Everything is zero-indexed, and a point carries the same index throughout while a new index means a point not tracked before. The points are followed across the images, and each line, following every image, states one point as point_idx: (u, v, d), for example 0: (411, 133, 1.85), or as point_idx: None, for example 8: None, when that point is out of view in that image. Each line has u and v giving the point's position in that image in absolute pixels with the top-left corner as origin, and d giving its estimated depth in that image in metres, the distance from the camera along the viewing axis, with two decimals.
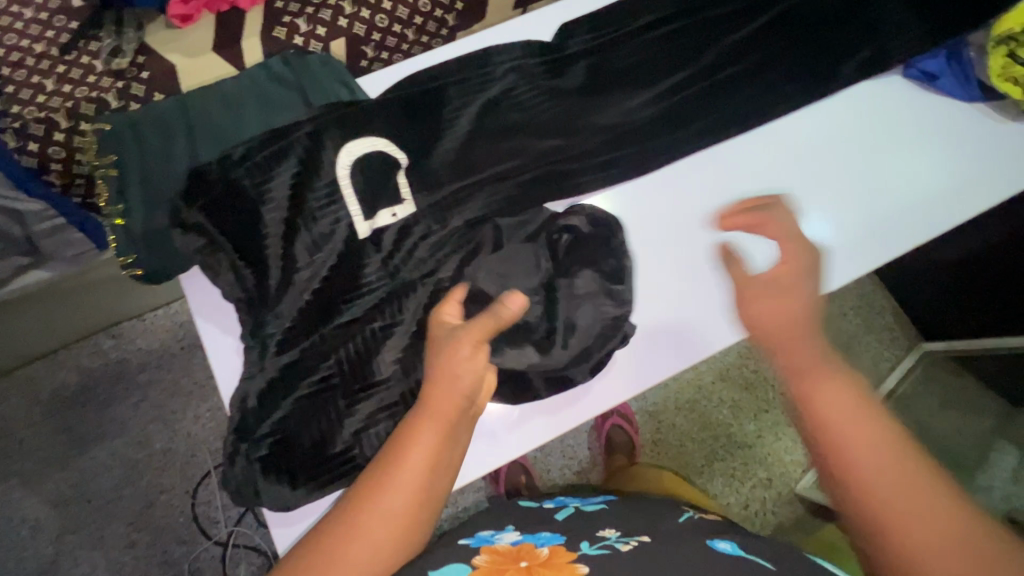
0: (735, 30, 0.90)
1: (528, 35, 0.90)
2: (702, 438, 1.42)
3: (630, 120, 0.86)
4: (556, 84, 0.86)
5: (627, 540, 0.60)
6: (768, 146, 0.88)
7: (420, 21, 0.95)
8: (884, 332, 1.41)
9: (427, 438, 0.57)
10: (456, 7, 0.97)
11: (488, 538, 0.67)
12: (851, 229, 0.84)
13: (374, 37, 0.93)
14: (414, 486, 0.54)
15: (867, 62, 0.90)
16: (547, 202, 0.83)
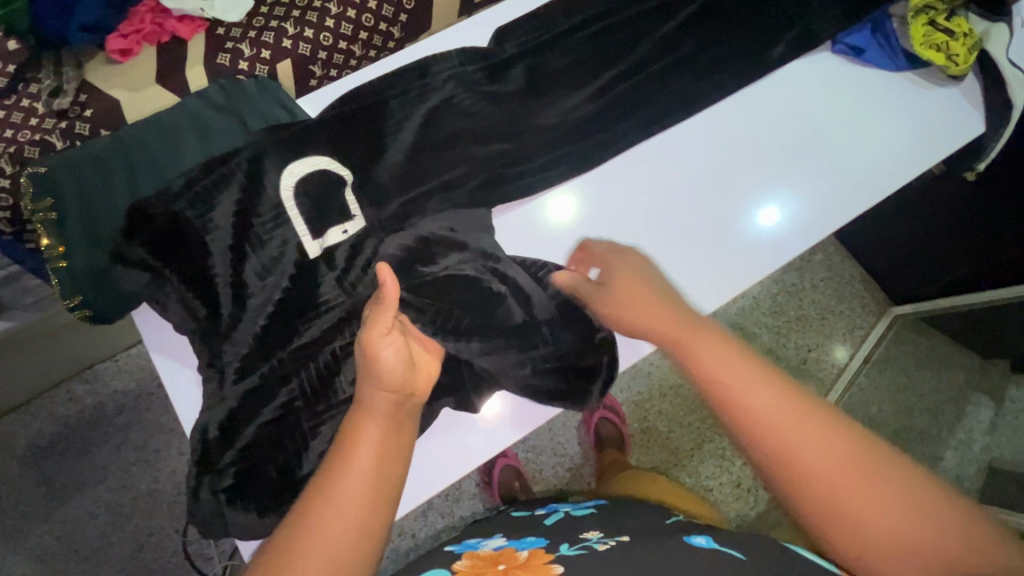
0: (668, 21, 0.92)
1: (472, 41, 0.91)
2: (689, 422, 1.44)
3: (572, 117, 0.87)
4: (497, 88, 0.87)
5: (605, 540, 0.63)
6: (711, 130, 0.90)
7: (365, 36, 0.95)
8: (855, 300, 1.44)
9: (373, 434, 0.54)
10: (399, 20, 0.97)
11: (473, 544, 0.71)
12: (794, 206, 0.87)
13: (321, 56, 0.94)
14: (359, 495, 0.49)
15: (795, 40, 0.92)
16: (495, 209, 0.84)
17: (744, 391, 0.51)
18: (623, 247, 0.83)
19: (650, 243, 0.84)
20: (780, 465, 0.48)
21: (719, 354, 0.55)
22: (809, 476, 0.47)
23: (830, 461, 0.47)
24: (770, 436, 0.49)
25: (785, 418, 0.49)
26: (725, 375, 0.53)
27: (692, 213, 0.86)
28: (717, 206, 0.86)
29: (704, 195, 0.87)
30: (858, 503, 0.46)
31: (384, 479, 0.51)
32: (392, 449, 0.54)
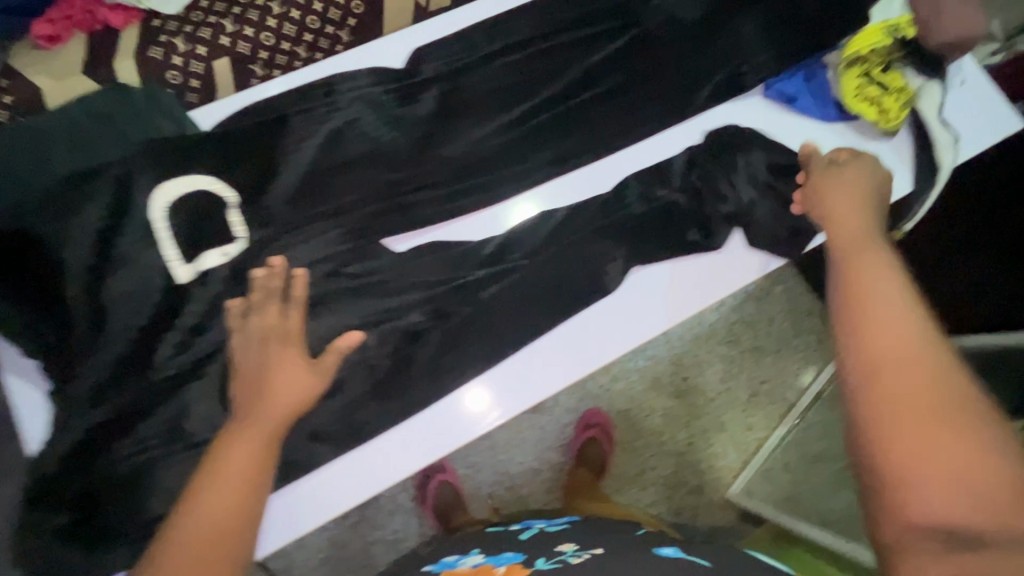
0: (593, 53, 0.89)
1: (386, 59, 0.86)
2: (634, 447, 1.40)
3: (482, 147, 0.84)
4: (405, 113, 0.83)
5: (581, 553, 0.65)
6: (636, 166, 0.86)
7: (309, 38, 0.90)
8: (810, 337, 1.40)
9: (241, 453, 0.59)
10: (348, 23, 0.91)
11: (451, 562, 0.73)
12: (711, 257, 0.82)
13: (261, 55, 0.89)
14: (230, 491, 0.56)
15: (724, 84, 0.88)
16: (385, 240, 0.79)
17: (887, 316, 0.51)
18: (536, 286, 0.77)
19: (554, 284, 0.78)
20: (871, 359, 0.49)
21: (883, 274, 0.55)
22: (887, 384, 0.47)
23: (916, 389, 0.46)
24: (887, 360, 0.48)
25: (903, 336, 0.49)
26: (873, 295, 0.53)
27: (612, 250, 0.79)
28: (629, 248, 0.80)
29: (623, 237, 0.80)
30: (935, 431, 0.44)
31: (244, 506, 0.55)
32: (254, 477, 0.57)
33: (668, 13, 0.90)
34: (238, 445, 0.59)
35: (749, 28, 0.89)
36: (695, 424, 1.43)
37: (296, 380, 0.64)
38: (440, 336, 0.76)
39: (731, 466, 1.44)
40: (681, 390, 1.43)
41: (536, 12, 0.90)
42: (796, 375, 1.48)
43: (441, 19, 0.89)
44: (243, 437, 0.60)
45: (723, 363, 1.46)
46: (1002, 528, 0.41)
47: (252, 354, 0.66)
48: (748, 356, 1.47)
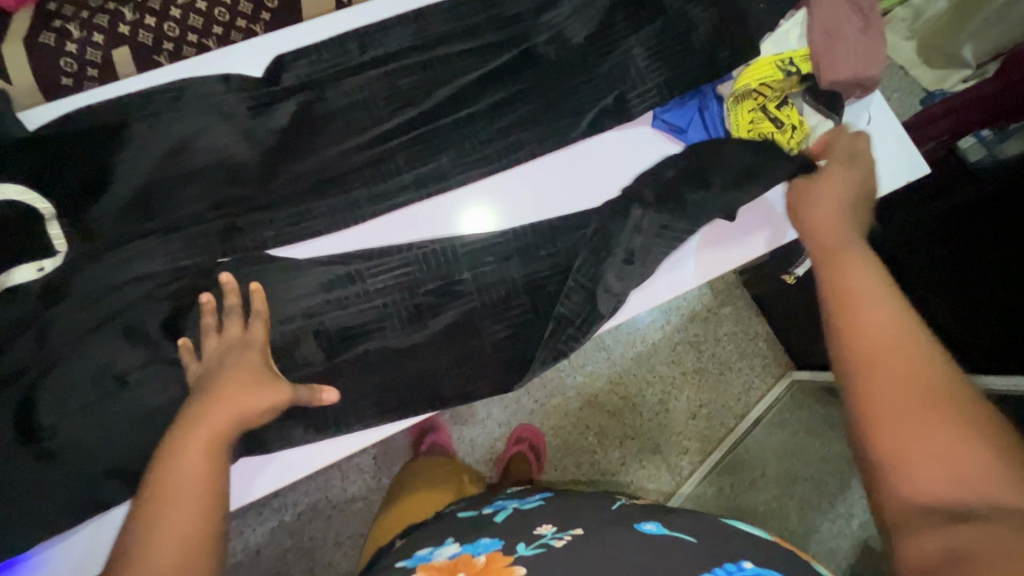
0: (471, 70, 0.84)
1: (248, 68, 0.81)
2: (564, 465, 1.32)
3: (340, 165, 0.79)
4: (257, 125, 0.78)
5: (562, 535, 0.59)
6: (515, 191, 0.82)
7: (218, 31, 0.98)
8: (744, 361, 1.40)
9: (187, 473, 0.54)
10: (261, 18, 0.99)
11: (425, 556, 0.64)
12: (572, 290, 0.78)
13: (166, 46, 0.97)
14: (186, 513, 0.51)
15: (608, 110, 0.83)
16: (219, 259, 0.74)
17: (869, 306, 0.51)
18: (395, 315, 0.77)
19: (407, 311, 0.77)
20: (865, 347, 0.49)
21: (860, 269, 0.56)
22: (876, 376, 0.47)
23: (906, 374, 0.46)
24: (877, 350, 0.48)
25: (888, 327, 0.49)
26: (854, 285, 0.54)
27: (471, 279, 0.78)
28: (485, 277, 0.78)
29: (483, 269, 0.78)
30: (913, 406, 0.44)
31: (195, 546, 0.50)
32: (208, 486, 0.53)
33: (555, 33, 0.85)
34: (190, 451, 0.55)
35: (636, 52, 0.83)
36: (629, 444, 1.34)
37: (248, 385, 0.61)
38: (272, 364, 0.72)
39: (664, 491, 1.34)
40: (618, 408, 1.35)
41: (415, 22, 0.85)
42: (737, 403, 1.39)
43: (311, 25, 0.84)
44: (192, 451, 0.55)
45: (662, 383, 1.38)
46: (986, 500, 0.39)
47: (199, 367, 0.65)
48: (691, 379, 1.39)
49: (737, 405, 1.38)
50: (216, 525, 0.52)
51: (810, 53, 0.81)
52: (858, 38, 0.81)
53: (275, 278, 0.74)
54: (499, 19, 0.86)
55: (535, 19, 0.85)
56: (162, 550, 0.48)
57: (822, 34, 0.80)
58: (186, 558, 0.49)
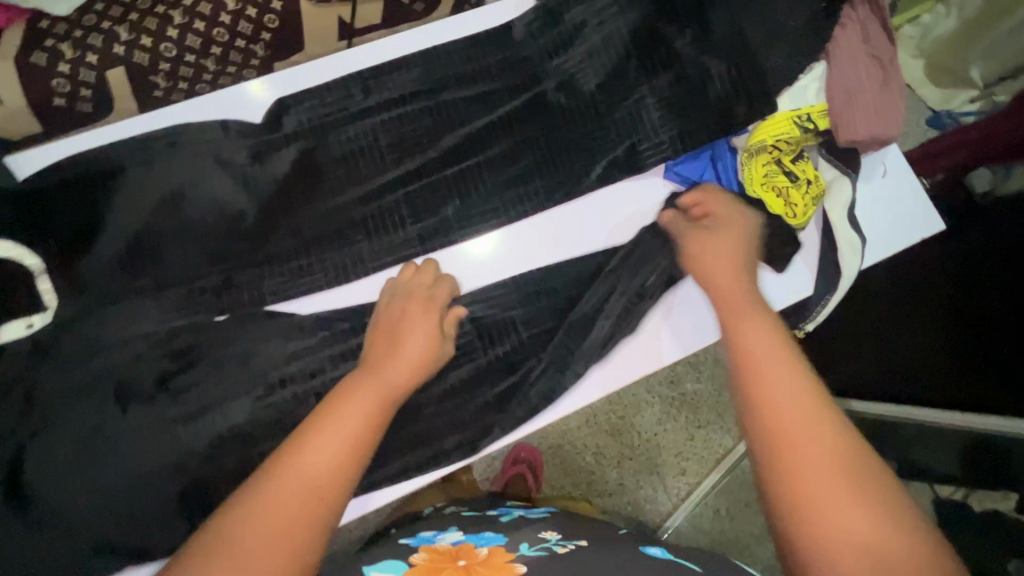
0: (478, 117, 0.82)
1: (251, 92, 0.79)
2: (561, 485, 1.31)
3: (341, 217, 0.76)
4: (255, 173, 0.75)
5: (566, 544, 0.63)
6: (523, 237, 0.81)
7: (217, 51, 0.88)
8: None
9: (353, 411, 0.58)
10: (263, 37, 0.89)
11: (430, 538, 0.68)
12: (577, 331, 0.77)
13: (163, 67, 0.87)
14: (333, 446, 0.53)
15: (618, 161, 0.81)
16: (217, 314, 0.73)
17: (772, 368, 0.52)
18: None
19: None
20: (780, 413, 0.49)
21: (758, 326, 0.57)
22: (791, 446, 0.47)
23: (820, 443, 0.47)
24: (789, 416, 0.48)
25: (797, 393, 0.50)
26: (754, 342, 0.54)
27: (476, 333, 0.77)
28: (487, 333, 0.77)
29: (486, 324, 0.77)
30: (829, 475, 0.45)
31: (342, 475, 0.52)
32: (353, 449, 0.54)
33: (565, 79, 0.82)
34: (349, 403, 0.58)
35: (649, 103, 0.80)
36: (628, 464, 1.33)
37: (422, 342, 0.68)
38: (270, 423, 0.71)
39: (661, 511, 1.33)
40: (617, 429, 1.34)
41: (421, 66, 0.83)
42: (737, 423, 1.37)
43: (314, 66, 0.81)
44: (354, 399, 0.59)
45: (662, 404, 1.36)
46: None
47: (398, 324, 0.69)
48: (690, 400, 1.37)
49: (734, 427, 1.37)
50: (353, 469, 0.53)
51: (829, 108, 0.79)
52: (878, 93, 0.79)
53: (273, 333, 0.73)
54: (507, 64, 0.84)
55: (545, 64, 0.83)
56: (274, 510, 0.49)
57: (842, 89, 0.78)
58: (310, 497, 0.50)
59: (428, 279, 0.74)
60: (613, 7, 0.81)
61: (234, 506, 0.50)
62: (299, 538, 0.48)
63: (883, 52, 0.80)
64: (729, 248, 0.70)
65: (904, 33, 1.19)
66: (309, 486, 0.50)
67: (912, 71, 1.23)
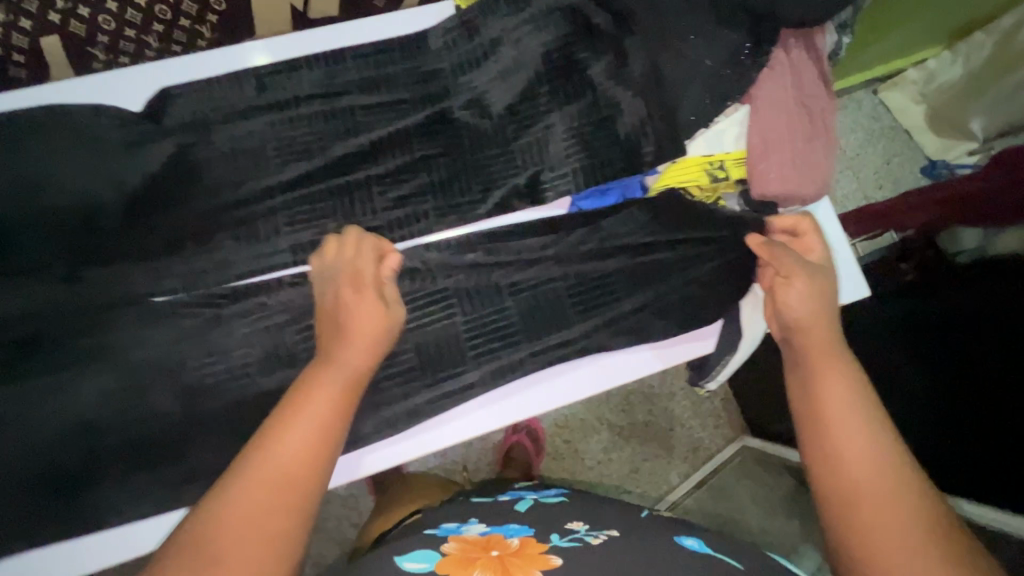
0: (380, 126, 0.77)
1: (223, 58, 0.78)
2: None
3: (215, 220, 0.72)
4: (123, 166, 0.71)
5: (597, 533, 0.57)
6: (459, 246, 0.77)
7: (161, 28, 0.95)
8: (697, 422, 1.38)
9: (315, 411, 0.51)
10: (209, 19, 0.97)
11: (454, 529, 0.62)
12: (453, 361, 0.73)
13: (102, 39, 0.93)
14: (290, 453, 0.48)
15: (520, 190, 0.76)
16: (59, 311, 0.68)
17: (854, 442, 0.48)
18: (264, 385, 0.71)
19: (265, 388, 0.71)
20: (849, 492, 0.46)
21: (841, 383, 0.52)
22: (873, 522, 0.45)
23: (903, 525, 0.44)
24: (864, 495, 0.46)
25: (881, 465, 0.47)
26: (829, 403, 0.51)
27: None
28: None
29: None
30: (903, 555, 0.43)
31: (299, 483, 0.48)
32: (312, 460, 0.49)
33: (475, 97, 0.77)
34: (320, 384, 0.53)
35: (558, 130, 0.75)
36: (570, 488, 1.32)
37: (369, 314, 0.57)
38: (112, 430, 0.68)
39: None
40: (559, 454, 1.33)
41: (325, 67, 0.78)
42: (684, 462, 1.36)
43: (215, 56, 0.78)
44: (316, 390, 0.52)
45: (610, 433, 1.35)
46: None
47: (345, 300, 0.58)
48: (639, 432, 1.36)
49: (682, 465, 1.35)
50: (316, 474, 0.49)
51: (746, 157, 0.73)
52: (801, 146, 0.73)
53: (125, 337, 0.69)
54: (417, 73, 0.79)
55: (456, 79, 0.78)
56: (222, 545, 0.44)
57: (761, 139, 0.72)
58: (276, 503, 0.46)
59: (380, 249, 0.63)
60: (531, 26, 0.76)
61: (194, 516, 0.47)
62: (269, 538, 0.45)
63: (811, 102, 0.74)
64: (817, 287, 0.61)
65: (910, 76, 1.36)
66: (268, 496, 0.46)
67: (914, 116, 1.40)
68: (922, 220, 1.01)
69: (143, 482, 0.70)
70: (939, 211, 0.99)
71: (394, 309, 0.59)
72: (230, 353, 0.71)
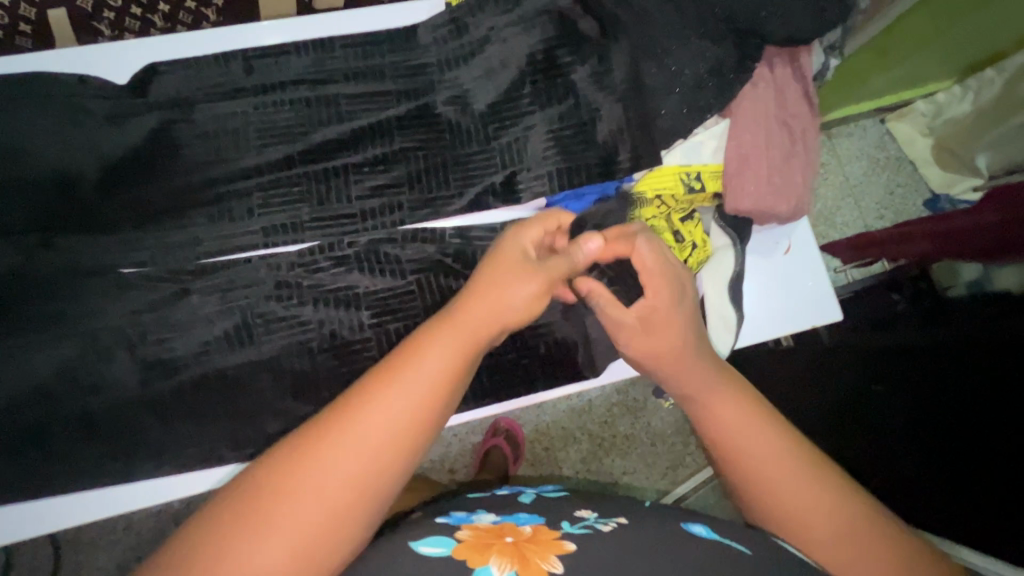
0: (362, 116, 0.77)
1: (223, 40, 0.81)
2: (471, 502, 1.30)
3: (189, 196, 0.73)
4: (102, 135, 0.71)
5: (606, 521, 0.56)
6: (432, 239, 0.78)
7: (167, 9, 0.96)
8: (677, 438, 1.36)
9: (430, 361, 0.49)
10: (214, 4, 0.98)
11: (465, 517, 0.60)
12: None
13: (107, 15, 0.94)
14: (408, 407, 0.46)
15: (495, 188, 0.76)
16: (26, 275, 0.69)
17: (752, 446, 0.54)
18: (226, 364, 0.72)
19: (227, 365, 0.72)
20: (760, 489, 0.53)
21: (724, 400, 0.58)
22: (784, 509, 0.52)
23: (806, 497, 0.51)
24: (771, 490, 0.52)
25: (775, 459, 0.53)
26: (721, 419, 0.57)
27: (318, 339, 0.73)
28: (332, 341, 0.73)
29: (330, 333, 0.73)
30: (815, 524, 0.51)
31: (405, 441, 0.45)
32: (427, 412, 0.47)
33: (457, 94, 0.78)
34: (431, 343, 0.50)
35: (536, 132, 0.75)
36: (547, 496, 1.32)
37: (529, 299, 0.57)
38: (68, 397, 0.68)
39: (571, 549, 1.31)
40: (537, 460, 1.33)
41: (312, 54, 0.79)
42: (663, 477, 1.35)
43: (217, 36, 0.81)
44: (443, 338, 0.51)
45: (590, 443, 1.34)
46: None
47: (492, 275, 0.57)
48: (620, 444, 1.35)
49: (661, 480, 1.35)
50: (427, 431, 0.47)
51: (722, 170, 0.73)
52: (778, 164, 0.73)
53: (92, 305, 0.70)
54: (403, 67, 0.79)
55: (440, 76, 0.79)
56: (319, 493, 0.42)
57: (737, 153, 0.72)
58: (373, 463, 0.44)
59: (545, 232, 0.64)
60: (518, 27, 0.76)
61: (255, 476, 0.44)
62: (367, 484, 0.44)
63: (793, 120, 0.74)
64: (666, 307, 0.64)
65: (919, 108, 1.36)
66: (383, 443, 0.45)
67: (921, 148, 1.41)
68: (918, 250, 1.02)
69: (95, 449, 0.70)
70: (935, 244, 0.99)
71: (554, 274, 0.60)
72: (193, 328, 0.72)
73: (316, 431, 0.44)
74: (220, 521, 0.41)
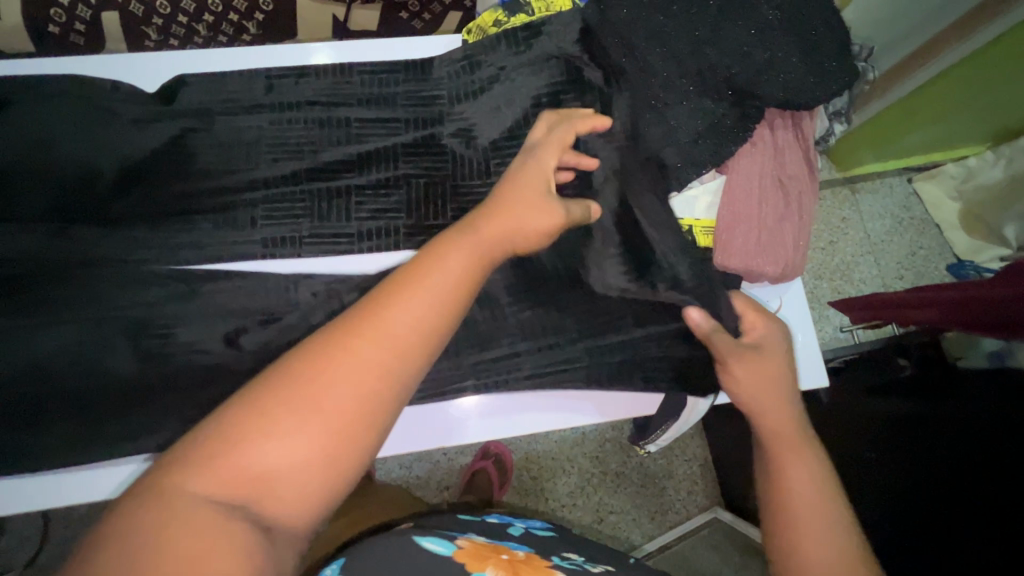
0: (374, 140, 0.80)
1: (253, 57, 0.87)
2: None
3: (199, 199, 0.77)
4: (128, 136, 0.76)
5: (594, 564, 0.57)
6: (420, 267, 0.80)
7: (210, 19, 1.02)
8: (668, 482, 1.34)
9: (456, 258, 0.52)
10: (256, 18, 1.03)
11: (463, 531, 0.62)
12: None
13: (155, 21, 1.00)
14: (436, 302, 0.49)
15: None
16: (39, 259, 0.72)
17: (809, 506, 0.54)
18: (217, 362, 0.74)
19: (216, 363, 0.74)
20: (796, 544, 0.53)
21: (801, 462, 0.58)
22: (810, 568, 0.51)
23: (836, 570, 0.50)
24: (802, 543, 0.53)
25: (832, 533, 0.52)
26: (791, 467, 0.58)
27: None
28: None
29: None
30: None
31: (431, 332, 0.48)
32: (448, 307, 0.49)
33: (465, 127, 0.81)
34: (453, 246, 0.53)
35: None
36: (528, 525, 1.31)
37: (538, 229, 0.59)
38: (63, 378, 0.72)
39: None
40: (524, 488, 1.32)
41: (331, 77, 0.83)
42: (652, 521, 1.32)
43: (249, 52, 0.87)
44: (465, 244, 0.53)
45: (579, 476, 1.33)
46: None
47: (510, 200, 0.60)
48: (610, 481, 1.33)
49: (649, 524, 1.32)
50: (449, 322, 0.49)
51: (714, 226, 0.74)
52: (772, 224, 0.73)
53: (97, 293, 0.73)
54: (417, 96, 0.82)
55: (451, 108, 0.82)
56: (347, 374, 0.44)
57: (730, 210, 0.73)
58: (400, 348, 0.46)
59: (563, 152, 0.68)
60: (529, 67, 0.79)
61: (289, 356, 0.46)
62: (392, 368, 0.45)
63: (791, 181, 0.74)
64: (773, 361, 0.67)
65: (948, 171, 1.35)
66: (409, 333, 0.47)
67: (947, 212, 1.39)
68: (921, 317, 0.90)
69: (80, 431, 0.73)
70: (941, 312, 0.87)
71: (571, 217, 0.62)
72: (188, 324, 0.75)
73: (352, 315, 0.47)
74: (263, 393, 0.43)
